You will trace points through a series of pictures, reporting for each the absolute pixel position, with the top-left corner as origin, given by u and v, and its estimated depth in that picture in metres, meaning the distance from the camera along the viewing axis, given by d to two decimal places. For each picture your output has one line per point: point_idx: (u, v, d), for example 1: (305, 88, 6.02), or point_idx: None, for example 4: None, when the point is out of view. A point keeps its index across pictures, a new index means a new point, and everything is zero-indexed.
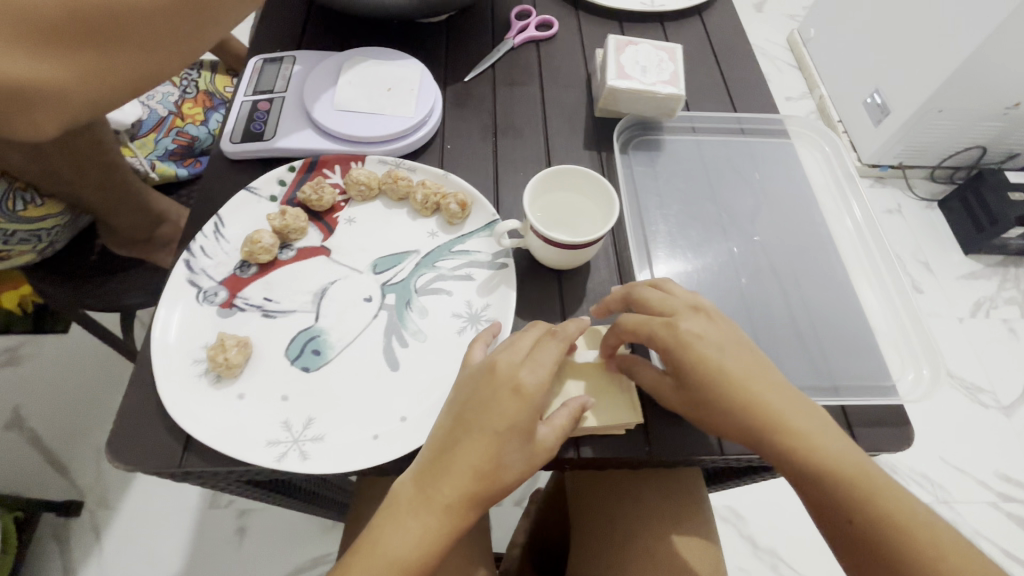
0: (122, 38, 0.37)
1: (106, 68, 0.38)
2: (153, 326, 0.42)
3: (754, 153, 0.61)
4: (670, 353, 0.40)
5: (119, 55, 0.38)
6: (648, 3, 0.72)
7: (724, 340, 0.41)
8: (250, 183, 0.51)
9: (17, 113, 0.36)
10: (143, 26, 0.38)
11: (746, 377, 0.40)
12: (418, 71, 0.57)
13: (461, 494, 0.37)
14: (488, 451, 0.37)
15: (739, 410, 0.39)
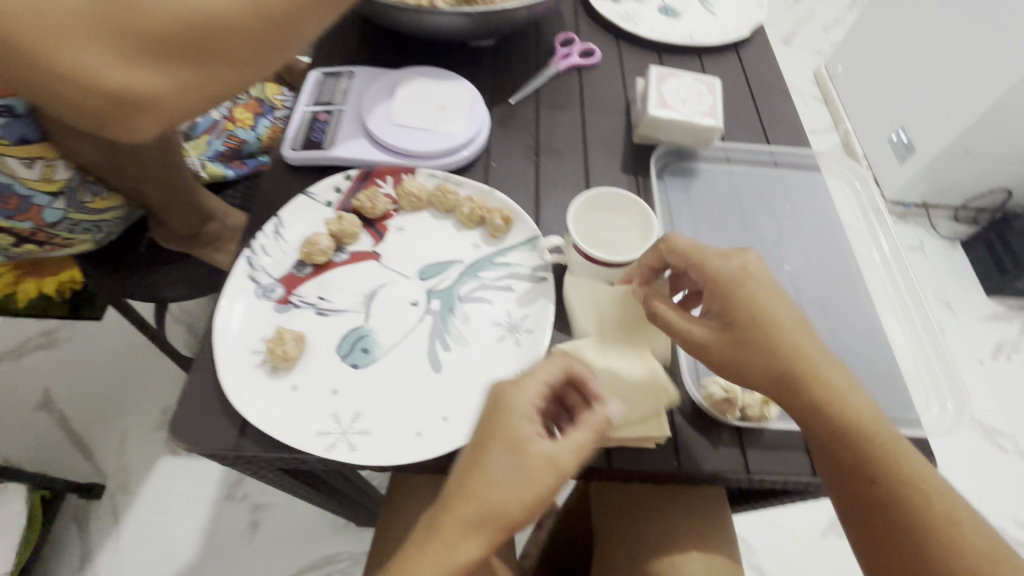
0: (213, 54, 0.39)
1: (196, 81, 0.39)
2: (217, 316, 0.45)
3: (786, 185, 0.63)
4: (723, 292, 0.43)
5: (211, 66, 0.39)
6: (687, 37, 0.76)
7: (775, 290, 0.44)
8: (308, 188, 0.55)
9: (121, 117, 0.39)
10: (233, 43, 0.39)
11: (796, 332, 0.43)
12: (470, 92, 0.60)
13: (466, 515, 0.37)
14: (482, 470, 0.38)
15: (788, 356, 0.42)
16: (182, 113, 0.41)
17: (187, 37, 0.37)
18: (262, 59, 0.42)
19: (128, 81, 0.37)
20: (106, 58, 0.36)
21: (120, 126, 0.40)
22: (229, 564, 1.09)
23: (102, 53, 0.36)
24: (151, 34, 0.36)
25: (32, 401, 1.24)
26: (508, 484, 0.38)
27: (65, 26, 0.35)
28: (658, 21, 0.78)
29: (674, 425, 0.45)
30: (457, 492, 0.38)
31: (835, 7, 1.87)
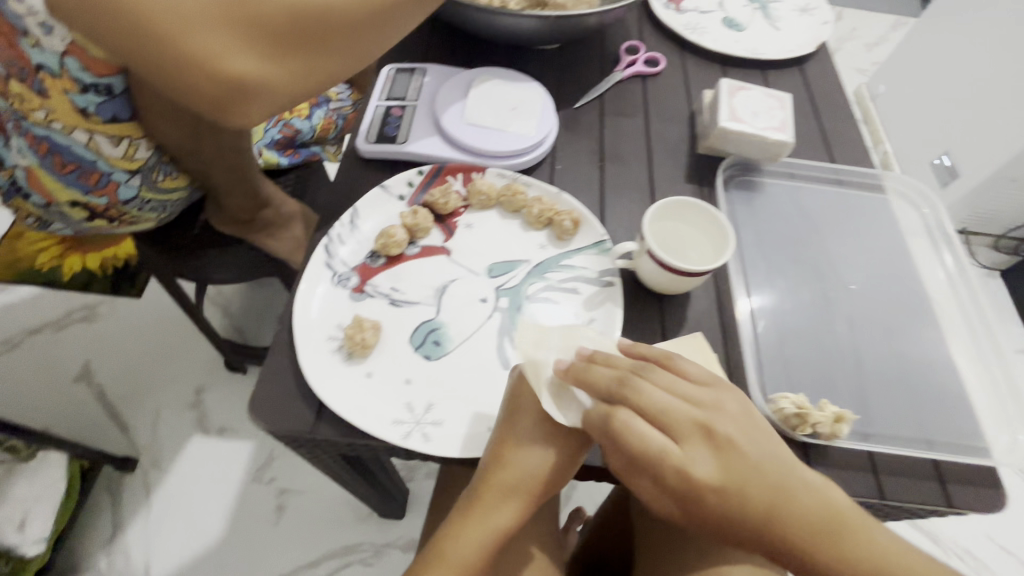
0: (320, 43, 0.41)
1: (304, 68, 0.42)
2: (296, 300, 0.46)
3: (851, 203, 0.62)
4: (683, 484, 0.37)
5: (321, 59, 0.42)
6: (750, 50, 0.76)
7: (733, 452, 0.38)
8: (382, 181, 0.56)
9: (235, 100, 0.42)
10: (340, 33, 0.42)
11: (767, 502, 0.37)
12: (540, 95, 0.61)
13: (501, 486, 0.42)
14: (513, 445, 0.42)
15: (752, 531, 0.37)
16: (286, 100, 0.44)
17: (300, 26, 0.40)
18: (361, 49, 0.44)
19: (246, 68, 0.40)
20: (228, 46, 0.39)
21: (233, 110, 0.43)
22: (253, 546, 1.10)
23: (225, 41, 0.39)
24: (270, 23, 0.39)
25: (71, 372, 1.27)
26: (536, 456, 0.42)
27: (193, 14, 0.37)
28: (721, 33, 0.78)
29: None
30: (491, 467, 0.42)
31: (877, 26, 1.84)
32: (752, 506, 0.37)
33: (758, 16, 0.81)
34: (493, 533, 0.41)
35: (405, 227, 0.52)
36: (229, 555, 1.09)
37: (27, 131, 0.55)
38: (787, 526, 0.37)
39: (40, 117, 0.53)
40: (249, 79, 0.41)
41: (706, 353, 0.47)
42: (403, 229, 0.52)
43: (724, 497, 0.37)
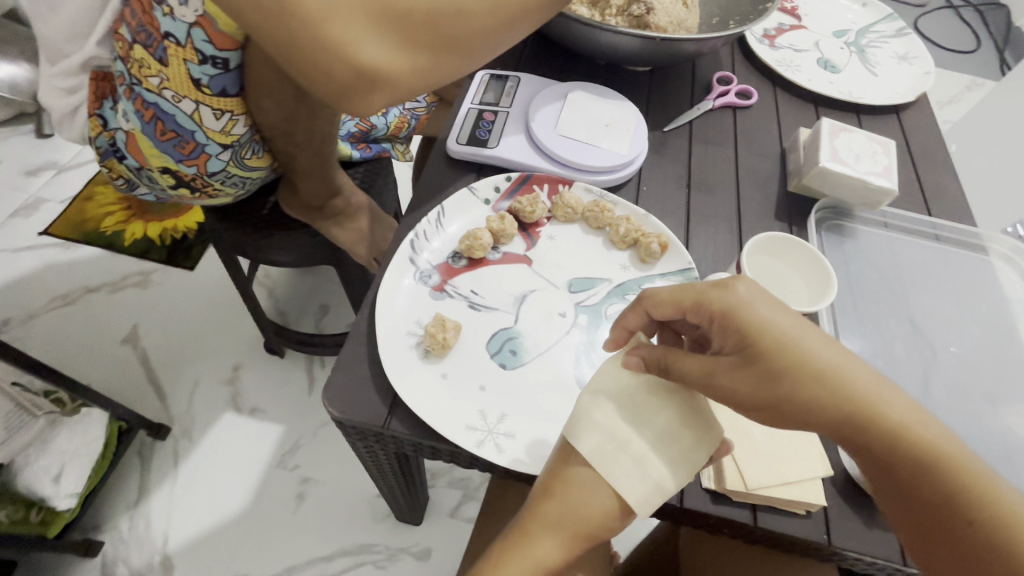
0: (445, 40, 0.42)
1: (424, 64, 0.43)
2: (380, 292, 0.46)
3: (948, 261, 0.59)
4: (716, 322, 0.39)
5: (446, 59, 0.43)
6: (845, 93, 0.74)
7: (786, 317, 0.38)
8: (469, 184, 0.56)
9: (357, 90, 0.42)
10: (465, 33, 0.42)
11: (830, 357, 0.37)
12: (635, 115, 0.61)
13: (548, 519, 0.39)
14: (565, 473, 0.39)
15: (831, 395, 0.36)
16: (400, 92, 0.44)
17: (430, 20, 0.40)
18: (478, 50, 0.44)
19: (372, 57, 0.40)
20: (363, 36, 0.40)
21: (349, 97, 0.43)
22: (270, 532, 1.10)
23: (358, 27, 0.39)
24: (404, 15, 0.39)
25: (120, 334, 1.30)
26: (594, 495, 0.38)
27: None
28: (816, 72, 0.76)
29: (827, 493, 0.43)
30: (542, 494, 0.39)
31: (953, 82, 1.75)
32: (809, 364, 0.36)
33: (855, 60, 0.79)
34: (539, 565, 0.39)
35: (491, 230, 0.51)
36: (245, 538, 1.09)
37: (137, 96, 0.58)
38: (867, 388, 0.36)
39: (154, 83, 0.55)
40: (372, 68, 0.41)
41: None
42: (489, 232, 0.51)
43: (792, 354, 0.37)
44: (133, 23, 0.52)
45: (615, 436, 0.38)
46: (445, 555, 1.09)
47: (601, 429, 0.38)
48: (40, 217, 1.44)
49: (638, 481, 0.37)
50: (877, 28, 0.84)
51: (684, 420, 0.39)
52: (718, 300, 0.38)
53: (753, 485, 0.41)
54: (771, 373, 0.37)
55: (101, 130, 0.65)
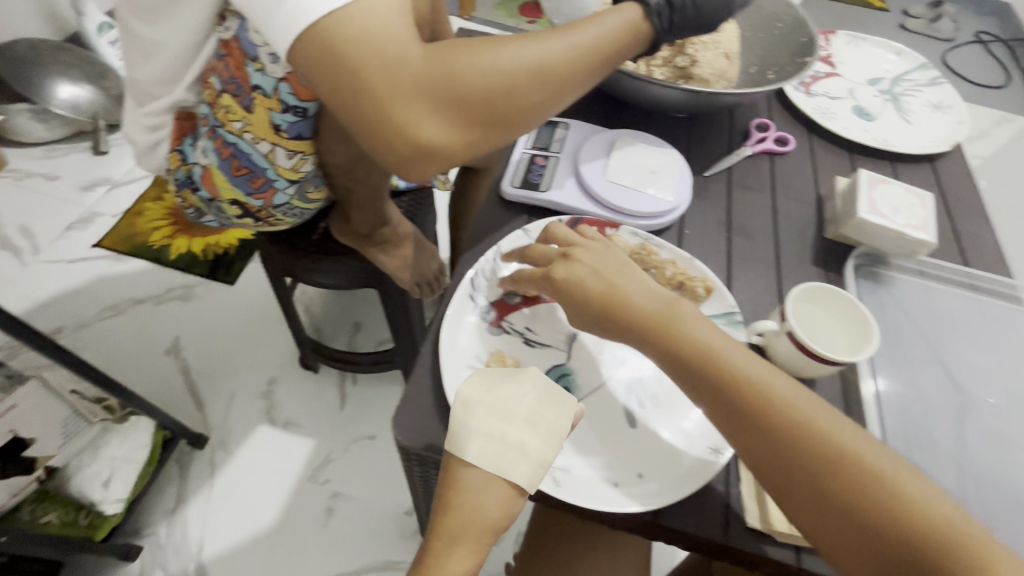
0: (496, 117, 0.46)
1: (477, 138, 0.47)
2: (443, 327, 0.49)
3: (985, 311, 0.61)
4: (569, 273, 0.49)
5: (495, 131, 0.47)
6: (880, 141, 0.76)
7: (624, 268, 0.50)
8: (522, 225, 0.59)
9: (416, 161, 0.47)
10: (514, 107, 0.46)
11: (642, 297, 0.48)
12: (679, 162, 0.64)
13: (452, 532, 0.41)
14: (456, 486, 0.42)
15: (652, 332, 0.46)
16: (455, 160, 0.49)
17: (482, 101, 0.45)
18: (525, 122, 0.49)
19: (432, 135, 0.45)
20: (425, 116, 0.45)
21: (409, 169, 0.48)
22: (300, 544, 1.13)
23: (421, 111, 0.44)
24: (459, 98, 0.45)
25: (162, 345, 1.36)
26: (484, 495, 0.41)
27: (405, 88, 0.43)
28: (852, 120, 0.79)
29: None
30: (441, 512, 0.42)
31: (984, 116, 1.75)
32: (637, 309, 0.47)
33: (889, 108, 0.82)
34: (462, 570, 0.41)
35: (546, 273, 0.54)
36: (275, 550, 1.12)
37: (218, 137, 0.63)
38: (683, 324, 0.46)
39: (236, 127, 0.60)
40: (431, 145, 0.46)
41: None
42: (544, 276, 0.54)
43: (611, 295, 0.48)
44: (225, 74, 0.57)
45: (490, 437, 0.42)
46: None
47: (481, 432, 0.42)
48: (94, 230, 1.52)
49: (522, 468, 0.41)
50: (911, 76, 0.87)
51: (541, 399, 0.43)
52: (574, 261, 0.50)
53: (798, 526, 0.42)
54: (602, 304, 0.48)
55: (180, 163, 0.70)
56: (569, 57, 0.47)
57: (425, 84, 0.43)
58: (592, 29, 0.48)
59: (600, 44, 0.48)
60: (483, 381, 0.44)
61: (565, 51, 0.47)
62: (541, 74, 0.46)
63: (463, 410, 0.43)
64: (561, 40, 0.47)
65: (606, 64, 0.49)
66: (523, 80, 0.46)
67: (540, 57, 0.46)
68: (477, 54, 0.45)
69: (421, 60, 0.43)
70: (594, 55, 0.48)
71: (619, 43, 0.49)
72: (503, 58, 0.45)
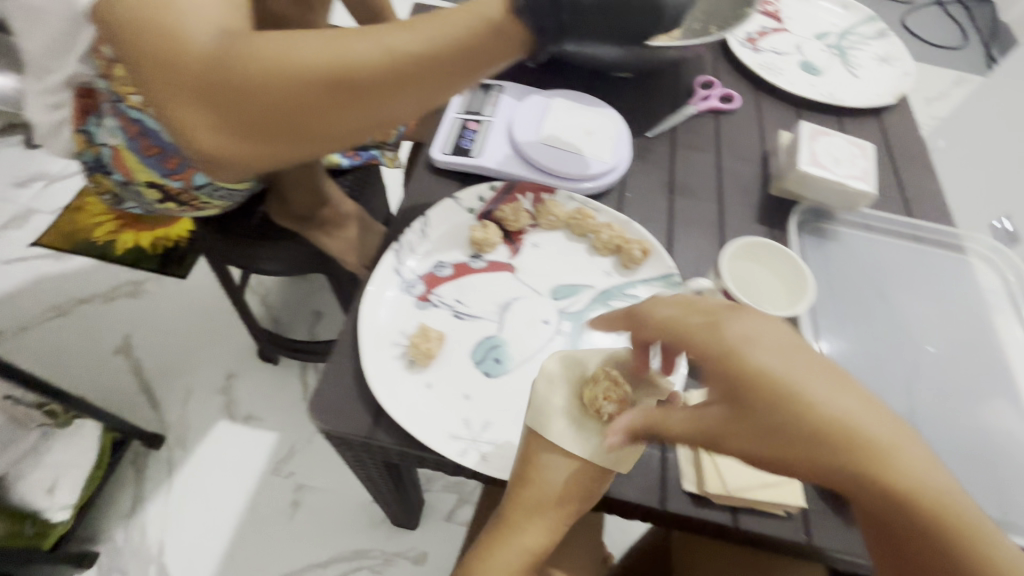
0: (281, 132, 0.37)
1: (267, 154, 0.39)
2: (364, 303, 0.47)
3: (928, 262, 0.60)
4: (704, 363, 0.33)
5: (294, 145, 0.38)
6: (827, 95, 0.74)
7: (799, 360, 0.32)
8: (454, 192, 0.56)
9: (215, 166, 0.41)
10: (307, 123, 0.36)
11: (848, 410, 0.31)
12: (616, 122, 0.62)
13: (528, 507, 0.39)
14: (537, 460, 0.39)
15: (853, 477, 0.30)
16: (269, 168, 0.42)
17: (257, 112, 0.36)
18: (333, 136, 0.38)
19: (218, 144, 0.38)
20: (201, 125, 0.37)
21: (219, 171, 0.43)
22: (266, 538, 1.10)
23: (196, 115, 0.37)
24: (234, 109, 0.36)
25: (112, 344, 1.30)
26: (569, 476, 0.39)
27: (175, 88, 0.36)
28: (798, 75, 0.77)
29: (807, 493, 0.43)
30: (517, 484, 0.39)
31: (940, 78, 1.77)
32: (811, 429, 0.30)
33: (836, 63, 0.80)
34: (524, 553, 0.39)
35: (617, 403, 0.39)
36: (241, 547, 1.09)
37: (121, 114, 0.58)
38: (904, 457, 0.30)
39: (137, 101, 0.55)
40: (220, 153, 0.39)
41: None
42: (614, 404, 0.39)
43: (798, 404, 0.31)
44: None
45: (569, 413, 0.40)
46: (441, 558, 1.09)
47: (564, 411, 0.40)
48: (31, 229, 1.44)
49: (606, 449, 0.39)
50: (859, 30, 0.85)
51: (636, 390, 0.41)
52: (710, 342, 0.33)
53: (733, 486, 0.42)
54: (765, 414, 0.31)
55: (86, 144, 0.66)
56: (379, 63, 0.34)
57: (195, 90, 0.36)
58: (426, 27, 0.35)
59: (428, 46, 0.34)
60: (574, 356, 0.42)
61: (373, 52, 0.34)
62: (334, 82, 0.34)
63: (546, 385, 0.41)
64: (377, 38, 0.35)
65: (443, 75, 0.36)
66: (324, 89, 0.35)
67: (343, 62, 0.34)
68: (258, 45, 0.35)
69: (194, 59, 0.35)
70: (418, 60, 0.35)
71: (463, 47, 0.34)
72: (285, 55, 0.34)
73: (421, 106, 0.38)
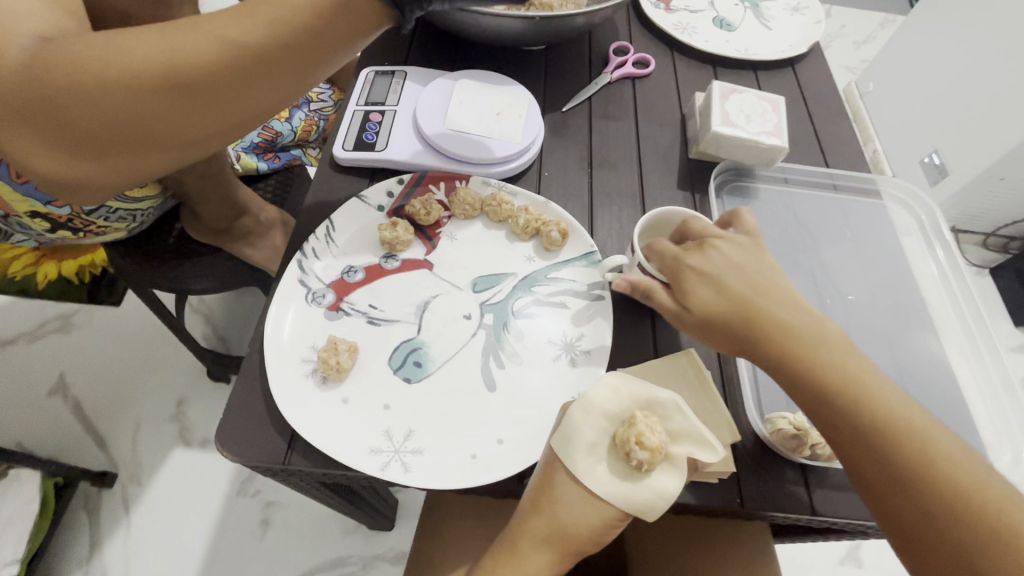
0: (132, 138, 0.39)
1: (124, 161, 0.41)
2: (267, 323, 0.44)
3: (846, 210, 0.61)
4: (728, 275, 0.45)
5: (150, 149, 0.41)
6: (741, 51, 0.73)
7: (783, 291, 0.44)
8: (360, 191, 0.53)
9: (77, 185, 0.43)
10: (155, 128, 0.39)
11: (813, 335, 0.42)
12: (526, 99, 0.59)
13: (536, 536, 0.38)
14: (551, 488, 0.37)
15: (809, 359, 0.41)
16: (141, 175, 0.44)
17: (98, 126, 0.38)
18: (193, 131, 0.40)
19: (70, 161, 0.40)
20: (47, 146, 0.39)
21: (84, 191, 0.44)
22: (234, 564, 1.02)
23: (41, 139, 0.39)
24: (75, 127, 0.38)
25: (45, 385, 1.17)
26: (579, 513, 0.37)
27: (9, 115, 0.38)
28: (712, 32, 0.75)
29: (737, 457, 0.44)
30: (528, 511, 0.38)
31: (866, 22, 1.81)
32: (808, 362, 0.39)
33: (749, 15, 0.78)
34: None
35: (651, 450, 0.36)
36: None
37: None
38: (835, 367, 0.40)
39: None
40: (78, 164, 0.41)
41: (700, 369, 0.44)
42: (648, 450, 0.36)
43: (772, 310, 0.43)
44: None
45: (596, 446, 0.38)
46: None
47: (580, 434, 0.38)
48: None
49: (627, 489, 0.36)
50: None
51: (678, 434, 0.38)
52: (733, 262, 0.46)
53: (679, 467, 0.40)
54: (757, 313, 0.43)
55: None
56: (217, 50, 0.36)
57: (30, 113, 0.37)
58: (248, 19, 0.37)
59: (266, 30, 0.37)
60: (615, 390, 0.39)
61: (210, 44, 0.36)
62: (176, 76, 0.36)
63: (583, 414, 0.38)
64: (213, 28, 0.37)
65: (289, 57, 0.38)
66: (161, 95, 0.37)
67: (172, 65, 0.36)
68: (93, 47, 0.36)
69: (19, 82, 0.37)
70: (259, 46, 0.37)
71: (301, 27, 0.37)
72: (121, 55, 0.36)
73: (266, 97, 0.40)
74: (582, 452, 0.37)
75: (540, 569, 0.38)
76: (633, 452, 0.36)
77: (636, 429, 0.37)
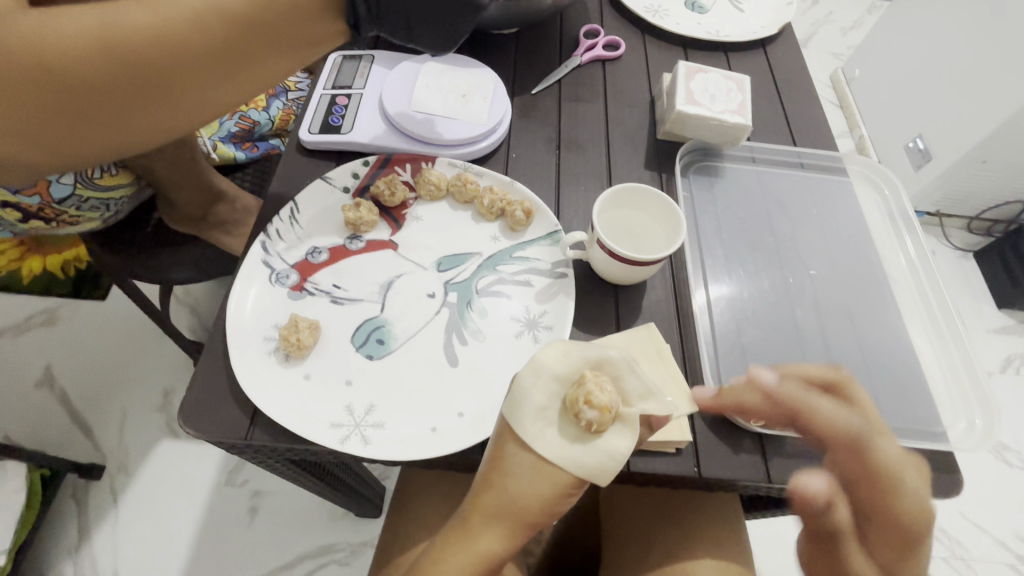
0: (64, 109, 0.38)
1: (55, 137, 0.40)
2: (229, 302, 0.45)
3: (812, 187, 0.62)
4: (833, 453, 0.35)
5: (82, 122, 0.40)
6: (712, 33, 0.74)
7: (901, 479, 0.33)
8: (326, 173, 0.54)
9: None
10: (89, 98, 0.38)
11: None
12: (492, 80, 0.60)
13: (489, 510, 0.38)
14: (502, 460, 0.38)
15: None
16: (70, 154, 0.42)
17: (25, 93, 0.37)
18: (132, 106, 0.40)
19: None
20: None
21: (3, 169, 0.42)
22: (222, 551, 1.03)
23: None
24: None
25: (32, 378, 1.17)
26: (530, 483, 0.37)
27: None
28: (684, 15, 0.75)
29: (695, 428, 0.45)
30: (481, 486, 0.38)
31: (853, 8, 1.81)
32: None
33: None
34: (480, 557, 0.38)
35: (600, 409, 0.36)
36: None
37: None
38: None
39: None
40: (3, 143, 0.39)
41: (660, 343, 0.46)
42: (597, 410, 0.36)
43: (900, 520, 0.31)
44: None
45: (544, 411, 0.38)
46: None
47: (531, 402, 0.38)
48: None
49: (581, 454, 0.37)
50: None
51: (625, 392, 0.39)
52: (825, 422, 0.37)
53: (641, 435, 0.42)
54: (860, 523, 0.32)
55: None
56: (164, 27, 0.37)
57: None
58: None
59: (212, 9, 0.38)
60: (565, 352, 0.39)
61: (154, 17, 0.37)
62: (123, 51, 0.37)
63: (532, 376, 0.38)
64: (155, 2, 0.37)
65: (235, 37, 0.39)
66: (97, 64, 0.37)
67: (112, 34, 0.36)
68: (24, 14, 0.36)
69: None
70: (205, 22, 0.38)
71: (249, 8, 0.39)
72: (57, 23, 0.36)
73: (208, 76, 0.41)
74: (530, 416, 0.37)
75: (494, 543, 0.38)
76: (584, 411, 0.36)
77: (586, 387, 0.37)
